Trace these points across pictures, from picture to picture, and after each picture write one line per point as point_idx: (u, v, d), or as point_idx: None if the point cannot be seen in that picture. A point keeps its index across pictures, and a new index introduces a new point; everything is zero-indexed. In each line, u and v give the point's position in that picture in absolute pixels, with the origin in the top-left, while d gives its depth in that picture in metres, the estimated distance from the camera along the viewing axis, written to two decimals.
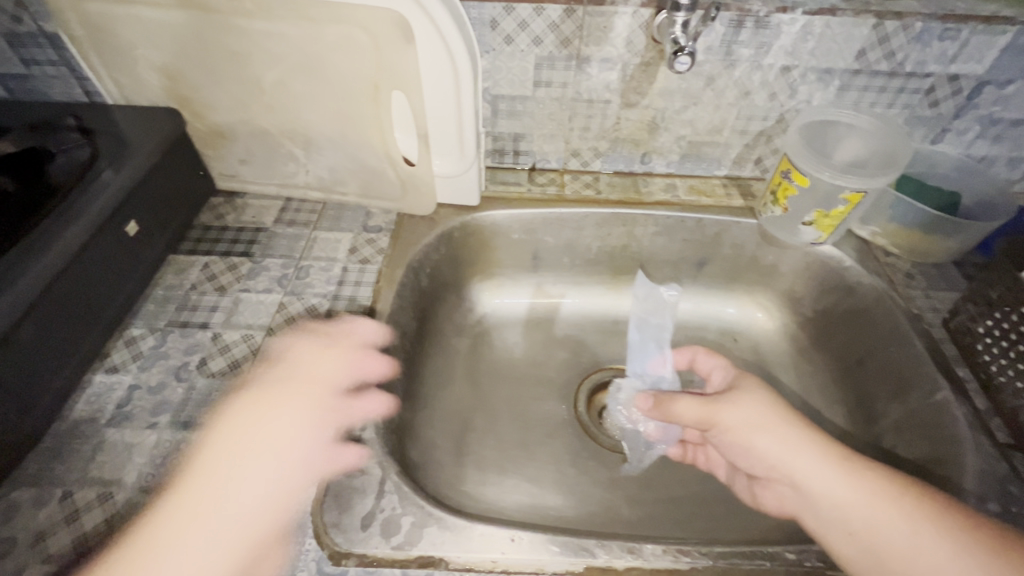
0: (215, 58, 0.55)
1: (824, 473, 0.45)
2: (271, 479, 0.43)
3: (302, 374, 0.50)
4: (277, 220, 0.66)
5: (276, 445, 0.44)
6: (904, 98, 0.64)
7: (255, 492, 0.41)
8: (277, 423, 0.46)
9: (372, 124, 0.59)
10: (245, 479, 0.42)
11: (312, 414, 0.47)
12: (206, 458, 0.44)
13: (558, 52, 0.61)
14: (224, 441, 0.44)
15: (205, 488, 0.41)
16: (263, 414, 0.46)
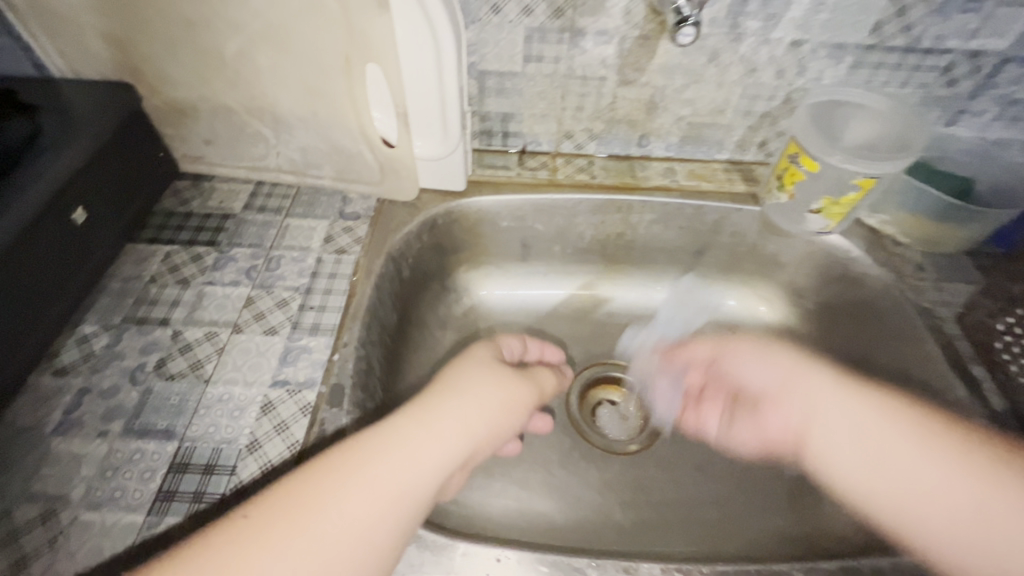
0: (169, 25, 0.50)
1: (927, 459, 0.42)
2: (429, 476, 0.37)
3: (485, 384, 0.45)
4: (246, 206, 0.61)
5: (447, 449, 0.39)
6: (920, 77, 0.59)
7: (427, 488, 0.36)
8: (446, 432, 0.39)
9: (346, 100, 0.54)
10: (416, 474, 0.36)
11: (483, 428, 0.42)
12: (381, 442, 0.37)
13: (550, 23, 0.56)
14: (401, 423, 0.38)
15: (363, 468, 0.35)
16: (444, 409, 0.41)
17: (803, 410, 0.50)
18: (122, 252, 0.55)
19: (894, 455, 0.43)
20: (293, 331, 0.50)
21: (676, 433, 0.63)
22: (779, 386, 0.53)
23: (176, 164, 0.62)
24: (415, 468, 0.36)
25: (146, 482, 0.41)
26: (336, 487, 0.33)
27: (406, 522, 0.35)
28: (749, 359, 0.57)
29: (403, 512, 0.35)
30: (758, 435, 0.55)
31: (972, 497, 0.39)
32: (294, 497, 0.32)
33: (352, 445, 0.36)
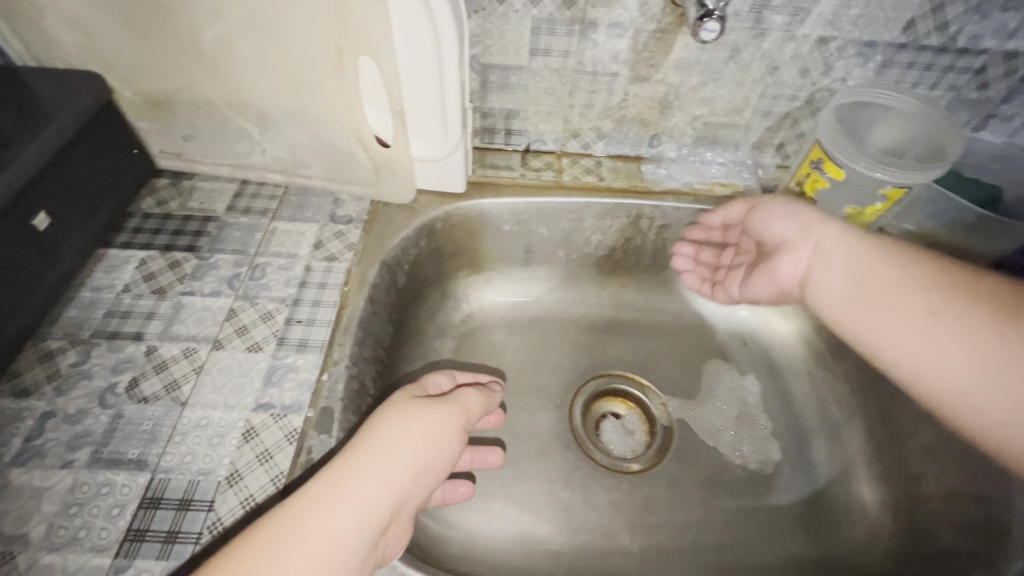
0: (140, 9, 0.45)
1: (928, 310, 0.40)
2: (347, 567, 0.31)
3: (407, 422, 0.38)
4: (230, 207, 0.56)
5: (364, 512, 0.33)
6: (951, 78, 0.56)
7: (343, 573, 0.31)
8: (359, 495, 0.33)
9: (338, 95, 0.49)
10: (320, 571, 0.30)
11: (409, 486, 0.36)
12: (271, 557, 0.30)
13: (559, 14, 0.52)
14: (293, 523, 0.31)
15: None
16: (347, 489, 0.33)
17: (851, 275, 0.45)
18: (93, 259, 0.51)
19: (875, 287, 0.43)
20: (279, 347, 0.46)
21: (685, 451, 0.60)
22: (800, 234, 0.48)
23: (153, 161, 0.57)
24: (318, 570, 0.30)
25: (114, 520, 0.37)
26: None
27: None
28: (765, 208, 0.52)
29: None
30: (771, 285, 0.51)
31: (985, 346, 0.37)
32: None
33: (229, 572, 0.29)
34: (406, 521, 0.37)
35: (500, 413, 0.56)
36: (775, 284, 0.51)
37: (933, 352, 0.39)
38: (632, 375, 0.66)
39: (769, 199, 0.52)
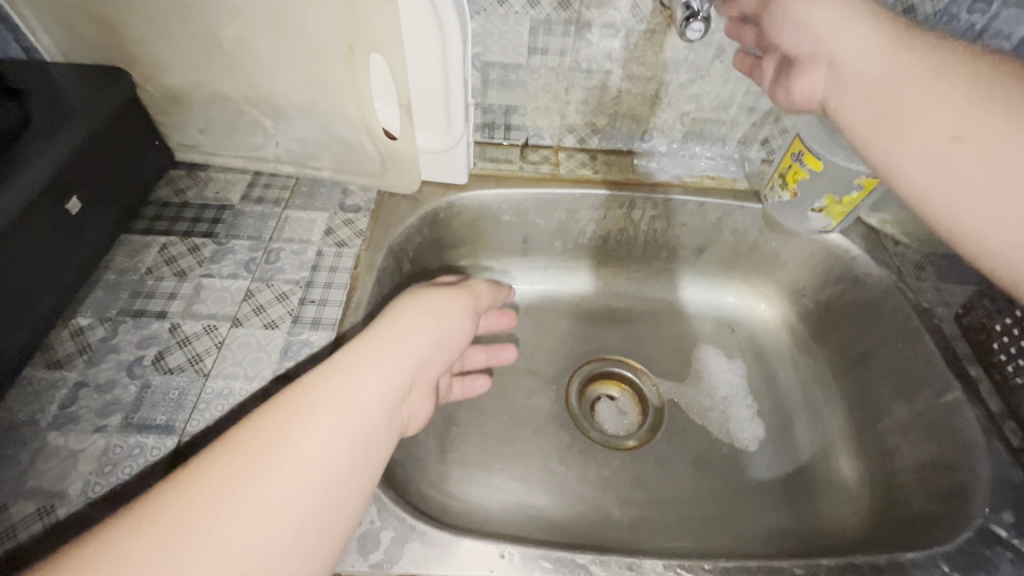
0: (167, 9, 0.49)
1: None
2: (379, 412, 0.37)
3: (414, 312, 0.46)
4: (244, 197, 0.60)
5: (386, 371, 0.39)
6: None
7: (378, 414, 0.37)
8: (376, 361, 0.39)
9: (348, 89, 0.53)
10: (359, 411, 0.36)
11: (424, 357, 0.43)
12: (316, 398, 0.35)
13: (555, 15, 0.55)
14: (329, 375, 0.37)
15: (299, 419, 0.33)
16: (375, 353, 0.40)
17: (881, 106, 0.38)
18: (118, 243, 0.54)
19: (923, 122, 0.36)
20: (294, 325, 0.50)
21: (675, 429, 0.64)
22: (814, 52, 0.41)
23: (171, 153, 0.61)
24: (359, 407, 0.36)
25: (145, 478, 0.40)
26: (277, 447, 0.31)
27: (367, 461, 0.35)
28: (842, 33, 0.40)
29: (356, 458, 0.34)
30: (788, 101, 0.45)
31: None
32: (221, 462, 0.30)
33: (279, 409, 0.34)
34: (424, 390, 0.44)
35: (512, 315, 0.61)
36: (794, 100, 0.44)
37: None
38: (625, 358, 0.69)
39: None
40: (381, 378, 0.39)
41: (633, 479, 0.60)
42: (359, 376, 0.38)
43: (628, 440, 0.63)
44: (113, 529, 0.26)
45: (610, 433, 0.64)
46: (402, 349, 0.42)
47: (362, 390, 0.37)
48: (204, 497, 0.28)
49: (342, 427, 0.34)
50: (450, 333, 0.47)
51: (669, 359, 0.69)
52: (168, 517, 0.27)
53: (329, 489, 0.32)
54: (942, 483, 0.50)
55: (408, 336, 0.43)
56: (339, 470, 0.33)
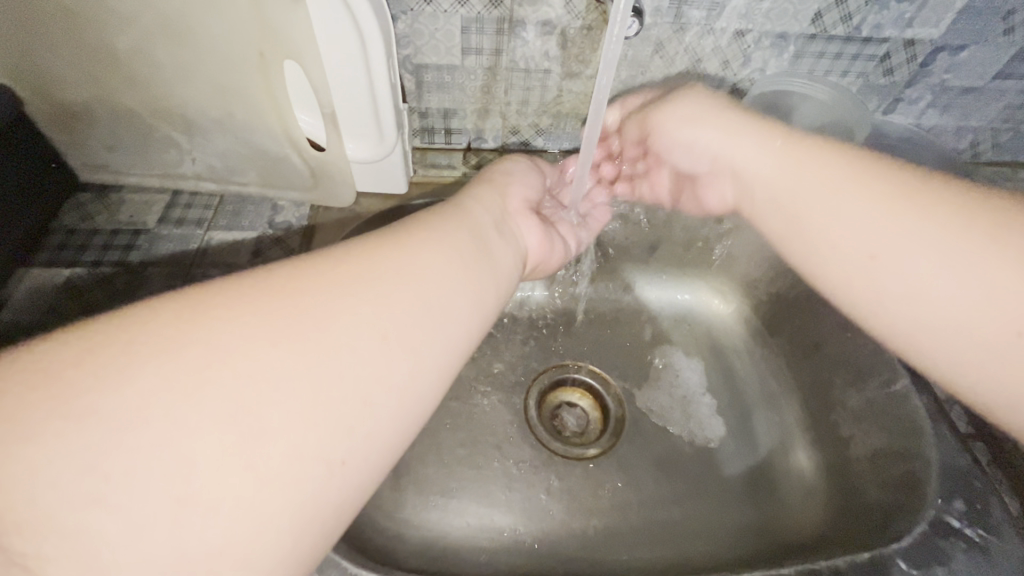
0: (47, 18, 0.43)
1: (917, 227, 0.38)
2: (481, 221, 0.43)
3: (491, 172, 0.53)
4: (162, 219, 0.55)
5: (483, 201, 0.46)
6: (859, 66, 0.59)
7: (479, 222, 0.43)
8: (473, 195, 0.47)
9: (265, 98, 0.49)
10: (474, 215, 0.43)
11: (505, 188, 0.51)
12: (434, 212, 0.41)
13: (487, 12, 0.53)
14: (440, 206, 0.43)
15: (422, 219, 0.39)
16: (468, 194, 0.47)
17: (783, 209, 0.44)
18: (14, 281, 0.49)
19: (838, 219, 0.41)
20: None
21: (637, 433, 0.62)
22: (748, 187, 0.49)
23: (76, 175, 0.55)
24: (467, 217, 0.42)
25: None
26: (416, 228, 0.37)
27: (489, 251, 0.40)
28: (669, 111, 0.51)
29: (477, 244, 0.40)
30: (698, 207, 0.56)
31: (965, 276, 0.37)
32: (324, 258, 0.32)
33: (411, 217, 0.40)
34: (525, 214, 0.50)
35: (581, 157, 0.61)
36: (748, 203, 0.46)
37: (834, 245, 0.42)
38: (584, 362, 0.67)
39: (694, 105, 0.49)
40: (479, 207, 0.45)
41: (596, 488, 0.58)
42: (464, 205, 0.44)
43: (586, 448, 0.61)
44: (314, 256, 0.32)
45: (568, 442, 0.62)
46: (491, 191, 0.49)
47: (467, 210, 0.43)
48: (374, 247, 0.34)
49: (460, 227, 0.40)
50: (527, 179, 0.54)
51: (628, 360, 0.68)
52: (356, 252, 0.33)
53: (465, 255, 0.38)
54: (893, 472, 0.50)
55: (489, 185, 0.50)
56: (467, 247, 0.38)
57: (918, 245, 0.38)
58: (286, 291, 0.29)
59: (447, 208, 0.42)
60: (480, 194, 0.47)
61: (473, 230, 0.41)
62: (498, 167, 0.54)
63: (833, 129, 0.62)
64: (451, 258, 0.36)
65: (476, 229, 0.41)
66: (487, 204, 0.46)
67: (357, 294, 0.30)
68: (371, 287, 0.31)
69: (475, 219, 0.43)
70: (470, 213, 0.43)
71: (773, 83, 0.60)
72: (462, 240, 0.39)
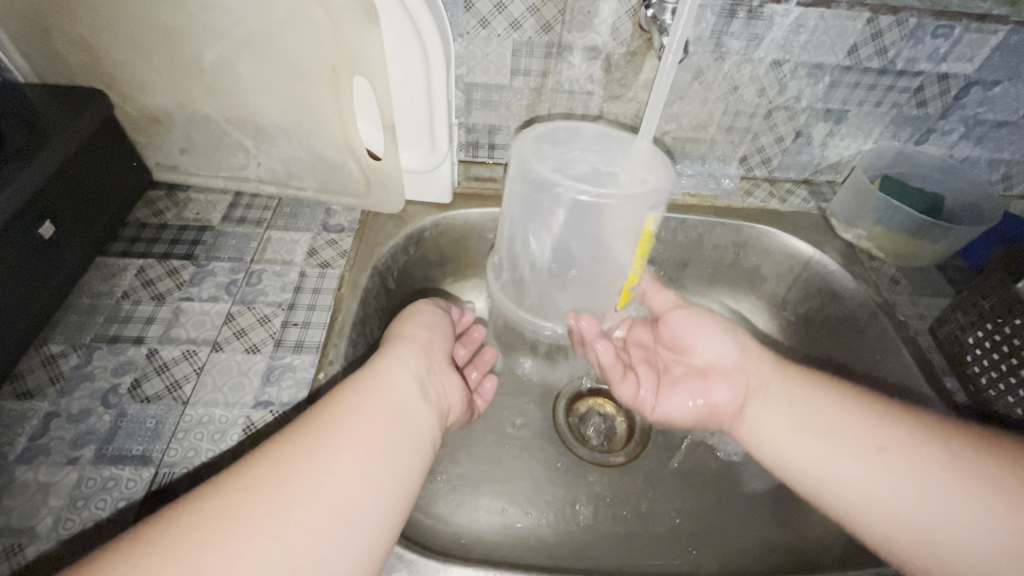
0: (148, 31, 0.48)
1: (890, 441, 0.43)
2: (406, 388, 0.42)
3: (407, 321, 0.51)
4: (225, 217, 0.59)
5: (411, 361, 0.45)
6: (893, 97, 0.61)
7: (405, 391, 0.42)
8: (403, 353, 0.45)
9: (331, 111, 0.53)
10: (395, 382, 0.42)
11: (431, 342, 0.49)
12: (351, 392, 0.39)
13: (538, 38, 0.56)
14: (358, 375, 0.42)
15: (331, 406, 0.38)
16: (392, 348, 0.46)
17: (788, 402, 0.49)
18: (92, 266, 0.53)
19: (833, 430, 0.46)
20: (276, 349, 0.49)
21: (664, 444, 0.64)
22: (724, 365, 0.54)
23: (151, 174, 0.60)
24: (389, 386, 0.41)
25: (119, 511, 0.39)
26: (330, 423, 0.36)
27: (410, 425, 0.40)
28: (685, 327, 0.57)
29: (396, 420, 0.39)
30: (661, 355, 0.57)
31: (989, 518, 0.39)
32: (226, 504, 0.31)
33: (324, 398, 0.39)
34: (448, 370, 0.49)
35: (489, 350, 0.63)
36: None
37: (833, 449, 0.45)
38: None
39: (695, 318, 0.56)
40: (401, 368, 0.44)
41: (625, 496, 0.60)
42: (380, 370, 0.42)
43: (612, 458, 0.63)
44: (207, 501, 0.31)
45: (594, 453, 0.63)
46: (416, 350, 0.47)
47: (387, 376, 0.42)
48: (272, 469, 0.33)
49: (375, 407, 0.39)
50: (443, 334, 0.52)
51: None
52: (255, 486, 0.32)
53: (381, 441, 0.37)
54: None
55: (413, 340, 0.48)
56: (391, 426, 0.38)
57: (884, 432, 0.44)
58: (183, 548, 0.29)
59: (361, 378, 0.41)
60: (393, 351, 0.45)
61: (395, 410, 0.40)
62: (410, 313, 0.52)
63: (846, 208, 0.67)
64: (366, 456, 0.36)
65: (397, 401, 0.40)
66: (409, 365, 0.45)
67: (263, 531, 0.30)
68: (289, 508, 0.31)
69: (396, 385, 0.42)
70: (387, 378, 0.42)
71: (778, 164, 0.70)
72: (376, 424, 0.38)
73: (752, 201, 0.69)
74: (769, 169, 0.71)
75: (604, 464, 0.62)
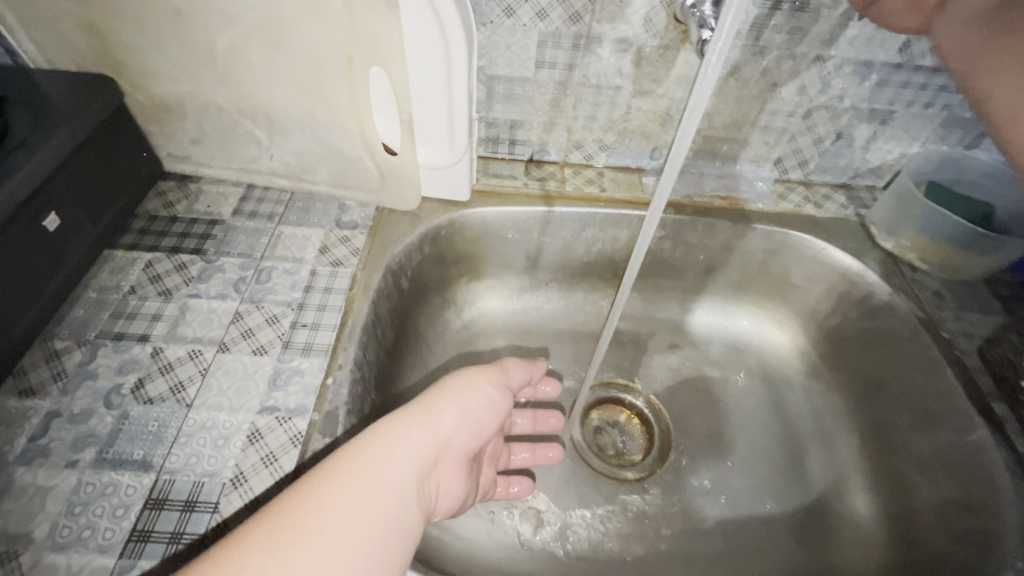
0: (158, 14, 0.46)
1: None
2: (406, 488, 0.37)
3: (439, 390, 0.44)
4: (236, 211, 0.57)
5: (415, 455, 0.38)
6: (946, 98, 0.57)
7: (403, 493, 0.36)
8: (412, 441, 0.39)
9: (346, 102, 0.50)
10: (383, 487, 0.35)
11: (452, 434, 0.42)
12: (338, 490, 0.34)
13: (565, 28, 0.53)
14: (362, 457, 0.36)
15: (323, 499, 0.33)
16: (403, 425, 0.39)
17: None
18: (99, 259, 0.51)
19: None
20: (284, 351, 0.47)
21: (684, 459, 0.61)
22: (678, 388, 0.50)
23: (161, 164, 0.58)
24: (376, 493, 0.35)
25: (117, 520, 0.37)
26: (298, 529, 0.31)
27: (381, 555, 0.33)
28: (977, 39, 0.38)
29: (379, 539, 0.34)
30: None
31: None
32: None
33: (309, 493, 0.33)
34: (455, 466, 0.43)
35: (558, 451, 0.58)
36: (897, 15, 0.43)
37: None
38: (629, 382, 0.66)
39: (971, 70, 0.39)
40: (398, 471, 0.37)
41: (643, 513, 0.57)
42: (375, 472, 0.36)
43: (630, 472, 0.60)
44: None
45: (609, 466, 0.60)
46: (427, 442, 0.40)
47: (379, 483, 0.35)
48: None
49: (352, 523, 0.33)
50: (471, 416, 0.44)
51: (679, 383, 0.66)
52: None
53: (360, 561, 0.32)
54: (965, 527, 0.48)
55: (429, 427, 0.40)
56: (360, 552, 0.32)
57: None
58: None
59: (353, 475, 0.35)
60: (402, 441, 0.38)
61: (372, 533, 0.33)
62: (447, 379, 0.45)
63: (888, 217, 0.63)
64: None
65: (375, 523, 0.34)
66: (409, 468, 0.38)
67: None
68: None
69: (382, 495, 0.35)
70: (380, 485, 0.35)
71: (816, 166, 0.66)
72: (344, 549, 0.32)
73: (786, 205, 0.66)
74: (805, 172, 0.67)
75: (618, 480, 0.59)
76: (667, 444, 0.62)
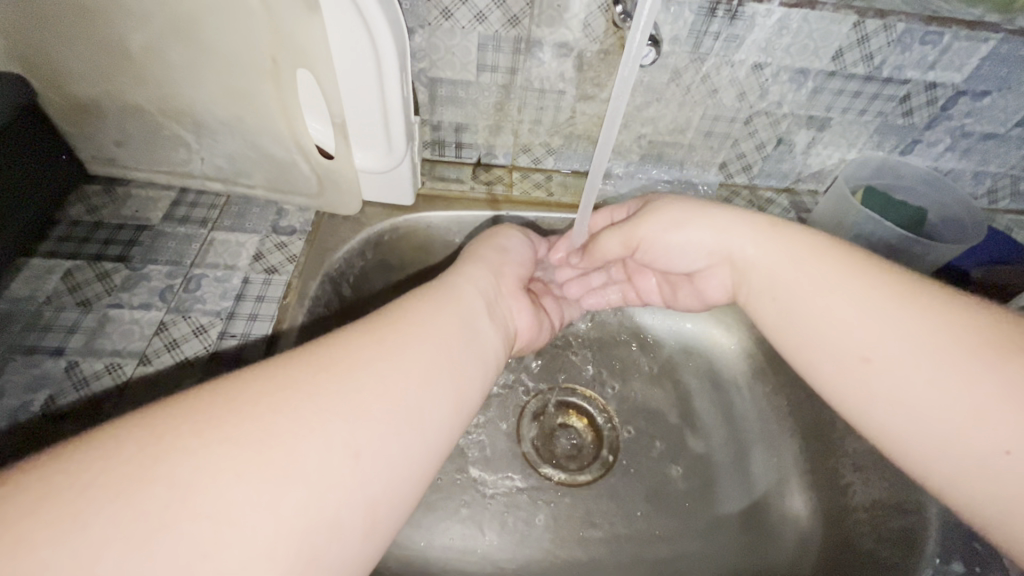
0: (65, 11, 0.43)
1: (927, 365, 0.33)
2: (474, 308, 0.42)
3: (475, 248, 0.51)
4: (167, 216, 0.55)
5: (477, 284, 0.45)
6: (878, 105, 0.59)
7: (472, 307, 0.42)
8: (472, 275, 0.46)
9: (275, 105, 0.49)
10: (458, 299, 0.42)
11: (498, 266, 0.50)
12: (419, 299, 0.39)
13: (504, 31, 0.52)
14: (429, 289, 0.42)
15: (406, 305, 0.38)
16: (461, 269, 0.47)
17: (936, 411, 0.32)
18: (13, 268, 0.49)
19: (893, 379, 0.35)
20: (210, 363, 0.45)
21: (631, 463, 0.61)
22: (709, 261, 0.47)
23: (85, 167, 0.56)
24: (458, 302, 0.41)
25: None
26: (397, 322, 0.36)
27: (473, 343, 0.39)
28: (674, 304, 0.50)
29: (464, 332, 0.39)
30: None
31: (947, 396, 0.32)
32: (303, 366, 0.30)
33: (394, 305, 0.38)
34: (516, 293, 0.50)
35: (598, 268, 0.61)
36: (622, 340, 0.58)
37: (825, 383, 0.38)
38: (579, 386, 0.66)
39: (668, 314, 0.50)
40: (466, 292, 0.43)
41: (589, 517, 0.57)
42: (444, 291, 0.42)
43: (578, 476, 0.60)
44: (298, 367, 0.30)
45: (557, 471, 0.60)
46: (484, 277, 0.47)
47: (451, 296, 0.41)
48: (352, 353, 0.32)
49: (439, 318, 0.38)
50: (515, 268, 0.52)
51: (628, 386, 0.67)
52: (338, 353, 0.32)
53: (457, 347, 0.37)
54: (892, 526, 0.49)
55: (480, 270, 0.48)
56: (454, 337, 0.38)
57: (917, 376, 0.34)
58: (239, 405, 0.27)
59: (427, 293, 0.41)
60: (460, 277, 0.45)
61: (459, 325, 0.39)
62: (483, 241, 0.53)
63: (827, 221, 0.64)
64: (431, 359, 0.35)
65: (461, 318, 0.40)
66: (472, 289, 0.44)
67: (332, 409, 0.28)
68: (354, 385, 0.30)
69: (456, 305, 0.41)
70: (454, 297, 0.41)
71: (759, 170, 0.67)
72: (443, 335, 0.37)
73: None
74: (750, 176, 0.68)
75: (566, 485, 0.59)
76: (616, 448, 0.62)
